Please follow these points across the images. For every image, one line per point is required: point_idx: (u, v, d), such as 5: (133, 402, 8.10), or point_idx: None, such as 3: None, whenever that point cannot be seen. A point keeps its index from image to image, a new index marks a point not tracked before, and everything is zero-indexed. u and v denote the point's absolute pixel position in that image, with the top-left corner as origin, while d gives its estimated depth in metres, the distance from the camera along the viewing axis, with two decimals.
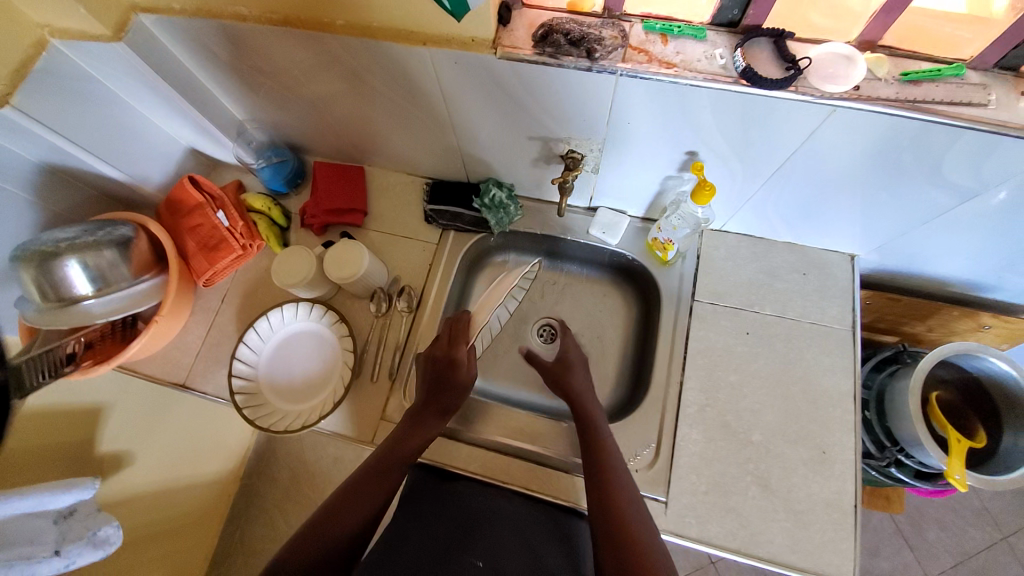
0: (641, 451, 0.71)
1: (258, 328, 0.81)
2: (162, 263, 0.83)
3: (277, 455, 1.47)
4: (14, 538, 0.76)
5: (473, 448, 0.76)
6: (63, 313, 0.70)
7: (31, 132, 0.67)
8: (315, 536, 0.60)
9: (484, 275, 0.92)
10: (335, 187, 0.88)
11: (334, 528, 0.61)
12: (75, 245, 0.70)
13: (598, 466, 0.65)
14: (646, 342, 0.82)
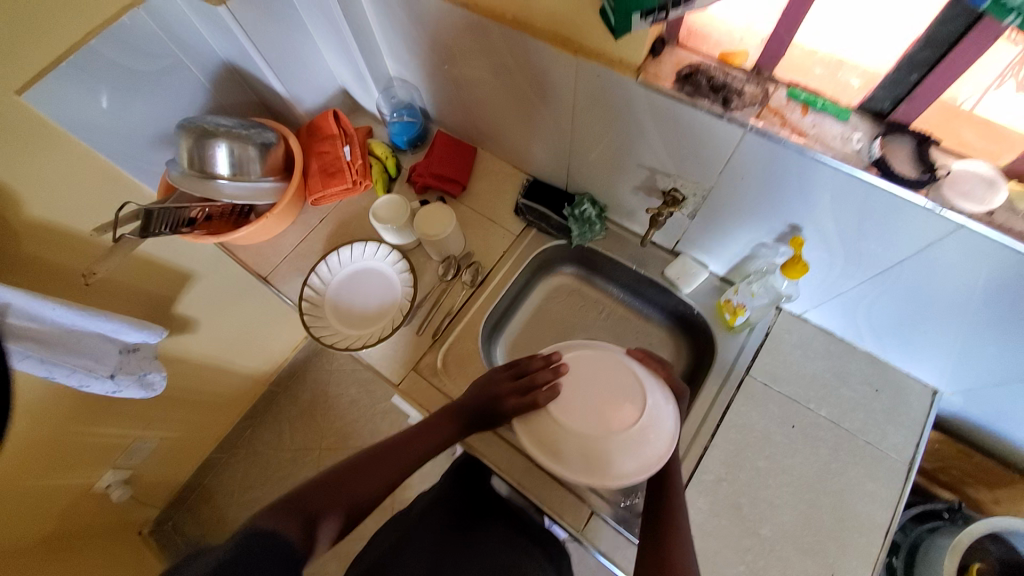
0: None
1: (340, 253, 0.90)
2: (287, 172, 0.94)
3: (305, 378, 1.60)
4: (84, 347, 0.88)
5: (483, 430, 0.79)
6: (200, 182, 0.81)
7: (232, 32, 0.79)
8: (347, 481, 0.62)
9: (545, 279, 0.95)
10: (447, 156, 0.94)
11: (362, 484, 0.63)
12: (230, 133, 0.82)
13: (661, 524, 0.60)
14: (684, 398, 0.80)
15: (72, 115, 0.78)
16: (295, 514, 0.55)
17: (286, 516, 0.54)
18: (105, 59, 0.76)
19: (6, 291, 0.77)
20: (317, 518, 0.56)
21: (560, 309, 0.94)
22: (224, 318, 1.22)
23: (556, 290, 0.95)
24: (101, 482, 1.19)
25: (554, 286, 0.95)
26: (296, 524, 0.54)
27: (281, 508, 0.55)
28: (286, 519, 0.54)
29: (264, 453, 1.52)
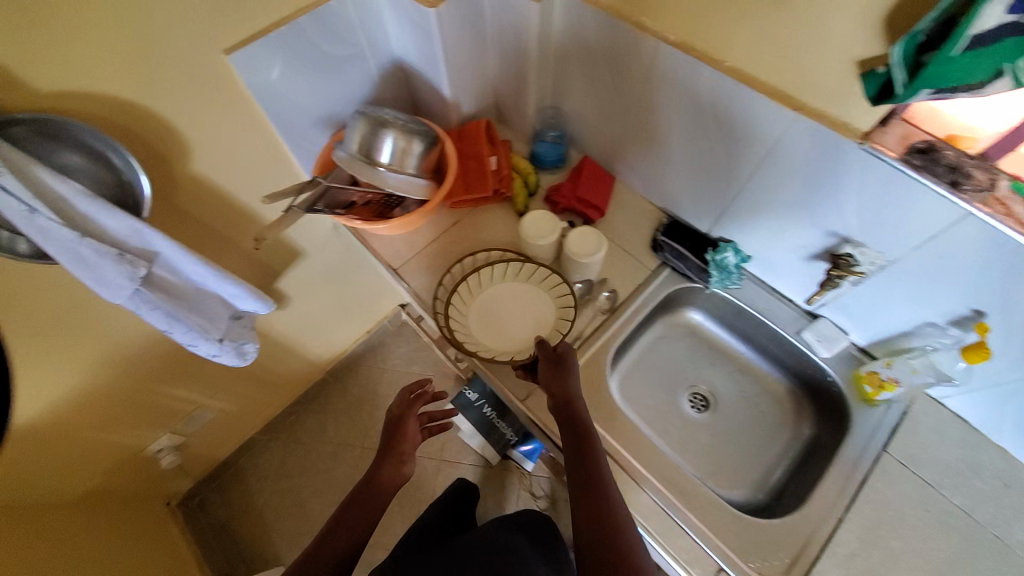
0: (773, 559, 0.68)
1: (475, 258, 0.90)
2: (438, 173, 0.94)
3: (356, 373, 1.59)
4: (200, 307, 0.86)
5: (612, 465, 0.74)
6: (363, 165, 0.83)
7: (423, 30, 0.81)
8: (322, 551, 0.71)
9: (480, 271, 0.88)
10: (591, 182, 0.93)
11: (334, 541, 0.72)
12: (402, 128, 0.85)
13: (597, 494, 0.65)
14: (813, 463, 0.80)
15: (260, 83, 0.79)
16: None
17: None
18: (305, 36, 0.78)
19: (160, 241, 0.74)
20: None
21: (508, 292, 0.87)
22: (308, 299, 1.22)
23: (496, 275, 0.88)
24: (154, 444, 1.16)
25: (496, 270, 0.87)
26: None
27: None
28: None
29: (305, 440, 1.49)
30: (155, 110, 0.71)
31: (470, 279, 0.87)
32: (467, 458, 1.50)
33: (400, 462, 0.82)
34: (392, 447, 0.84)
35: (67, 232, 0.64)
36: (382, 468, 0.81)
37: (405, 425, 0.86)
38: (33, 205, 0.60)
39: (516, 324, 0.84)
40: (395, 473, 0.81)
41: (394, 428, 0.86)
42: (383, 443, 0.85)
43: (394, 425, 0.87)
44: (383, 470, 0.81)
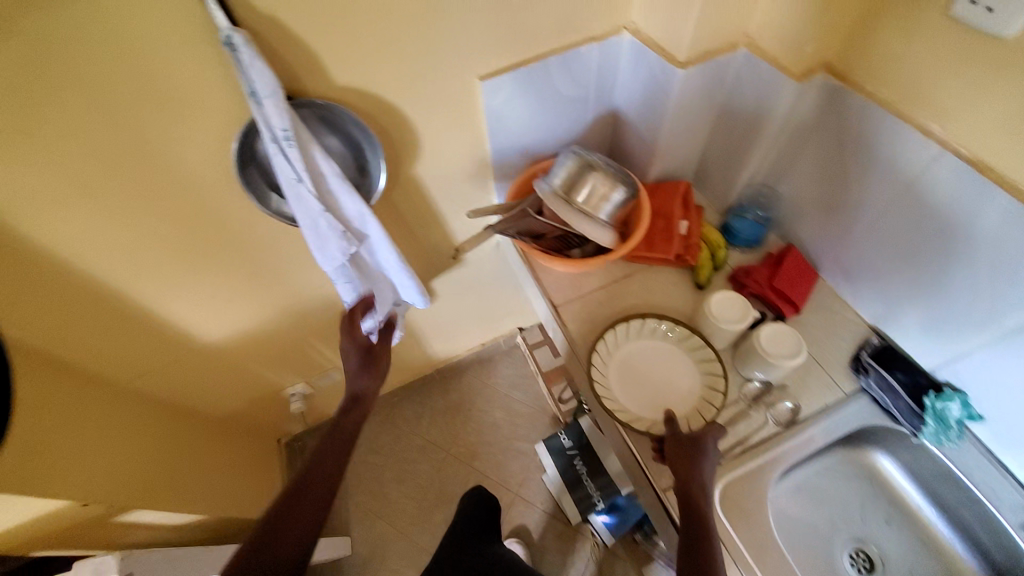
0: None
1: (639, 319, 0.84)
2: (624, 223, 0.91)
3: (460, 379, 1.64)
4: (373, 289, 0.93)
5: None
6: (558, 202, 0.83)
7: (661, 88, 0.82)
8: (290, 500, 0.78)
9: (630, 322, 0.84)
10: (789, 273, 0.86)
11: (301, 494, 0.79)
12: (609, 175, 0.84)
13: None
14: None
15: (495, 108, 0.84)
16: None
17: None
18: (547, 73, 0.82)
19: (373, 228, 0.81)
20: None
21: (657, 354, 0.82)
22: (450, 301, 1.28)
23: (645, 329, 0.84)
24: (290, 388, 1.29)
25: (646, 325, 0.84)
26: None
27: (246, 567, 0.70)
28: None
29: (400, 427, 1.57)
30: (406, 115, 0.78)
31: (617, 326, 0.84)
32: (540, 504, 1.44)
33: (377, 377, 0.99)
34: (362, 368, 0.98)
35: (314, 204, 0.71)
36: (357, 383, 0.97)
37: (374, 358, 0.99)
38: (303, 178, 0.68)
39: (657, 390, 0.79)
40: (367, 385, 0.97)
41: (367, 361, 0.98)
42: (354, 365, 0.98)
43: (367, 357, 0.98)
44: (376, 378, 0.99)
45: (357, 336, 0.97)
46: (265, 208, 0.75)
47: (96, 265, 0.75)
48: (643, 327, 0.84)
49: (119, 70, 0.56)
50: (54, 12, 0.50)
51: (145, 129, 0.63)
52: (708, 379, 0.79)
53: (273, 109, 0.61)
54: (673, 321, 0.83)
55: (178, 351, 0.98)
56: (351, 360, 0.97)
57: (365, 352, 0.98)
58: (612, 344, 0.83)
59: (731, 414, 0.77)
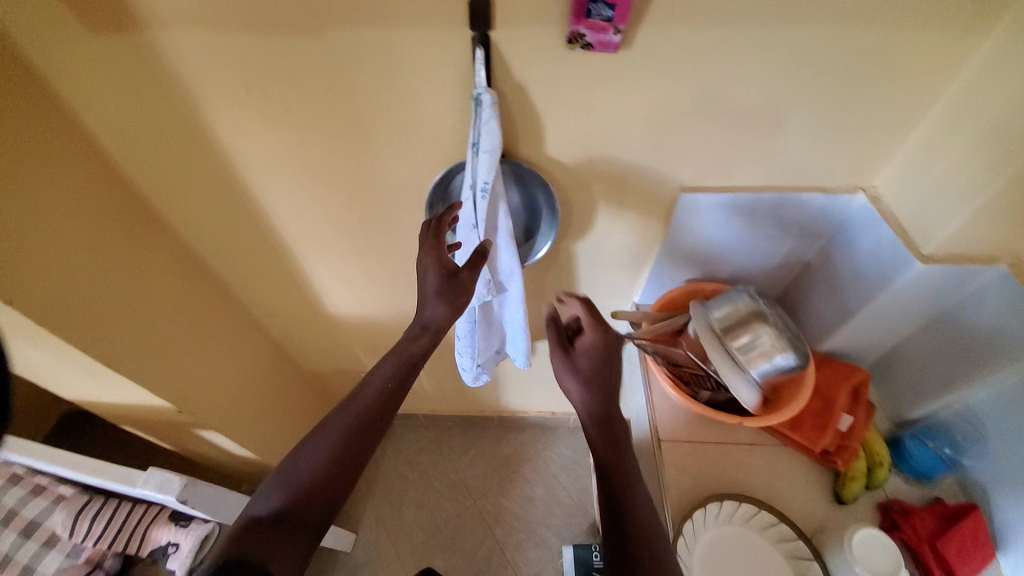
0: None
1: (751, 507, 0.73)
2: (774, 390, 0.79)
3: (516, 436, 1.58)
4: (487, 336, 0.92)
5: None
6: (711, 336, 0.74)
7: (880, 268, 0.72)
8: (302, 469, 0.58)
9: (739, 503, 0.73)
10: (969, 544, 0.67)
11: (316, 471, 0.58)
12: (780, 333, 0.73)
13: None
14: None
15: (683, 218, 0.79)
16: (280, 535, 0.54)
17: (264, 537, 0.53)
18: (753, 203, 0.76)
19: (516, 289, 0.80)
20: (289, 545, 0.54)
21: (757, 556, 0.70)
22: (545, 365, 1.24)
23: (753, 520, 0.72)
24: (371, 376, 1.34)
25: (757, 516, 0.72)
26: (292, 555, 0.53)
27: (244, 532, 0.53)
28: (278, 546, 0.53)
29: (443, 454, 1.56)
30: (594, 199, 0.77)
31: (724, 500, 0.73)
32: None
33: (459, 309, 0.67)
34: (440, 290, 0.66)
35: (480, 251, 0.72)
36: (424, 312, 0.67)
37: (459, 282, 0.67)
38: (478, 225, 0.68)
39: None
40: (441, 313, 0.67)
41: (448, 283, 0.66)
42: (433, 286, 0.67)
43: (450, 280, 0.67)
44: (458, 308, 0.67)
45: (446, 253, 0.68)
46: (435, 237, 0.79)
47: (284, 225, 0.84)
48: (752, 517, 0.72)
49: (381, 92, 0.62)
50: (357, 36, 0.57)
51: (375, 141, 0.69)
52: None
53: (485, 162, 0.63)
54: (793, 531, 0.70)
55: (303, 310, 1.07)
56: (426, 281, 0.67)
57: (449, 272, 0.67)
58: (709, 517, 0.72)
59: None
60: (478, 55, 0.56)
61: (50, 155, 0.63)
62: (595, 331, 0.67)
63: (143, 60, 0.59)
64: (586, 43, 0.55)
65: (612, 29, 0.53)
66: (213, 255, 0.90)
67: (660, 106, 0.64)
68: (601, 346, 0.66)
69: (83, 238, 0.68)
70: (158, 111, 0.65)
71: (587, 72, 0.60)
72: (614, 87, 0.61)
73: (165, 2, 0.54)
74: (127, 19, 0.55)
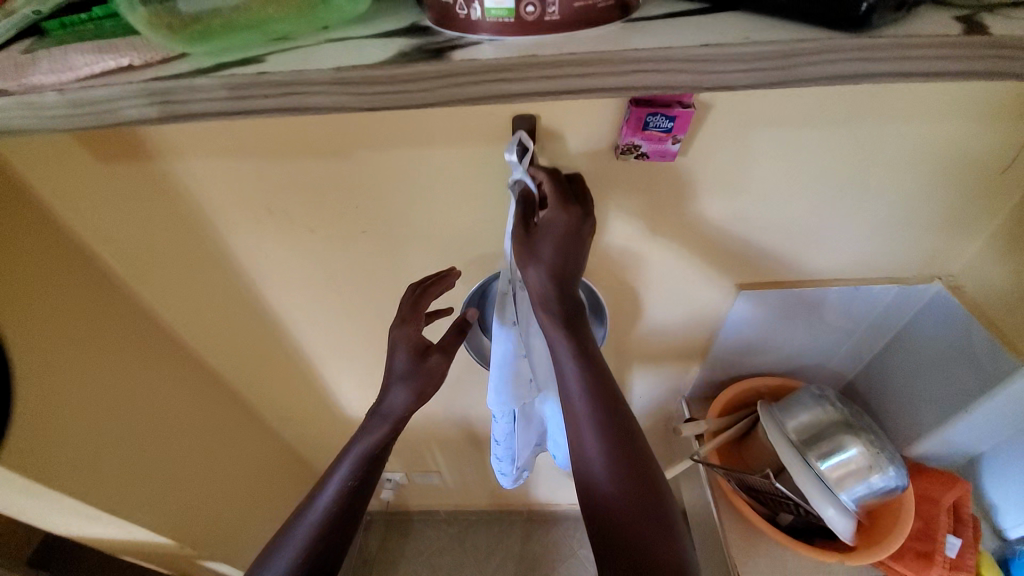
0: None
1: None
2: (868, 515, 0.68)
3: (547, 531, 1.43)
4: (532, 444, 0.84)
5: None
6: (792, 453, 0.65)
7: (974, 369, 0.63)
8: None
9: None
10: None
11: None
12: (873, 450, 0.63)
13: None
14: None
15: (739, 315, 0.72)
16: None
17: None
18: (818, 296, 0.68)
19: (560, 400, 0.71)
20: None
21: None
22: None
23: None
24: None
25: None
26: None
27: None
28: None
29: (466, 555, 1.41)
30: (640, 300, 0.71)
31: None
32: None
33: (426, 398, 0.58)
34: (410, 372, 0.58)
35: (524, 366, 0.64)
36: (389, 398, 0.58)
37: (427, 368, 0.58)
38: (518, 325, 0.62)
39: None
40: (403, 402, 0.58)
41: (415, 367, 0.57)
42: (400, 367, 0.58)
43: (421, 364, 0.58)
44: (425, 398, 0.59)
45: (419, 329, 0.59)
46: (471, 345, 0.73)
47: (303, 334, 0.78)
48: None
49: (412, 206, 0.58)
50: (390, 156, 0.53)
51: (405, 253, 0.64)
52: None
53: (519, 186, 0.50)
54: None
55: (318, 414, 0.98)
56: (394, 360, 0.58)
57: (419, 353, 0.58)
58: None
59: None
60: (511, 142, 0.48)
61: (58, 294, 0.58)
62: (562, 210, 0.48)
63: (163, 188, 0.56)
64: (640, 153, 0.50)
65: (671, 139, 0.48)
66: (223, 366, 0.84)
67: (714, 208, 0.58)
68: (570, 227, 0.48)
69: (88, 376, 0.62)
70: (173, 233, 0.61)
71: (637, 178, 0.55)
72: (666, 191, 0.56)
73: (185, 131, 0.51)
74: (144, 149, 0.52)
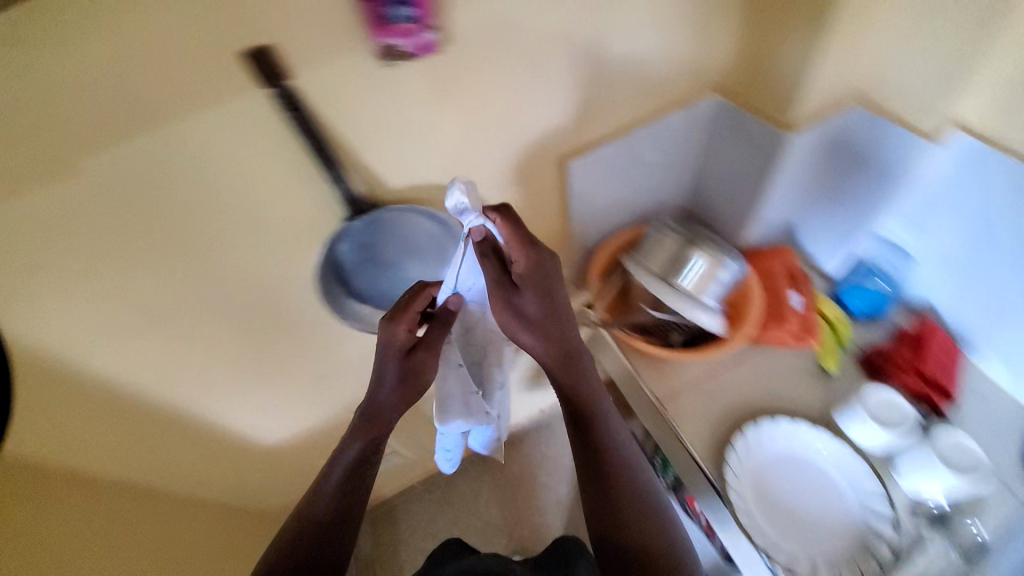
0: None
1: (762, 427, 0.70)
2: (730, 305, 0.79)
3: (517, 449, 1.52)
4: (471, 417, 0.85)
5: None
6: (659, 284, 0.74)
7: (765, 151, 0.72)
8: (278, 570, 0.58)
9: (757, 423, 0.70)
10: (941, 353, 0.73)
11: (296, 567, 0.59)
12: (712, 252, 0.74)
13: None
14: None
15: (578, 184, 0.75)
16: None
17: None
18: (633, 141, 0.74)
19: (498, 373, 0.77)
20: None
21: (793, 465, 0.69)
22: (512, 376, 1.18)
23: (776, 435, 0.70)
24: None
25: (780, 428, 0.70)
26: None
27: None
28: None
29: (457, 507, 1.46)
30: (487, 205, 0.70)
31: (745, 430, 0.70)
32: None
33: (416, 391, 0.65)
34: (397, 368, 0.64)
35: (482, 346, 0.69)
36: (376, 395, 0.65)
37: (415, 363, 0.64)
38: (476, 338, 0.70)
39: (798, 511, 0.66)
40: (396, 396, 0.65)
41: (405, 362, 0.64)
42: (391, 366, 0.64)
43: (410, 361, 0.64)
44: (416, 390, 0.65)
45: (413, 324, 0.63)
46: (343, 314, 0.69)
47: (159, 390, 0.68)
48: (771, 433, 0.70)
49: (200, 196, 0.51)
50: None
51: (221, 254, 0.56)
52: (862, 500, 0.65)
53: (478, 236, 0.58)
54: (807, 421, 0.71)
55: (235, 460, 0.90)
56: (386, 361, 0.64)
57: (406, 350, 0.64)
58: (741, 455, 0.69)
59: (905, 547, 0.63)
60: (452, 196, 0.55)
61: None
62: (523, 254, 0.59)
63: None
64: (404, 53, 0.48)
65: (422, 27, 0.46)
66: None
67: (509, 89, 0.58)
68: (535, 268, 0.60)
69: None
70: None
71: (421, 86, 0.52)
72: (455, 89, 0.54)
73: None
74: None
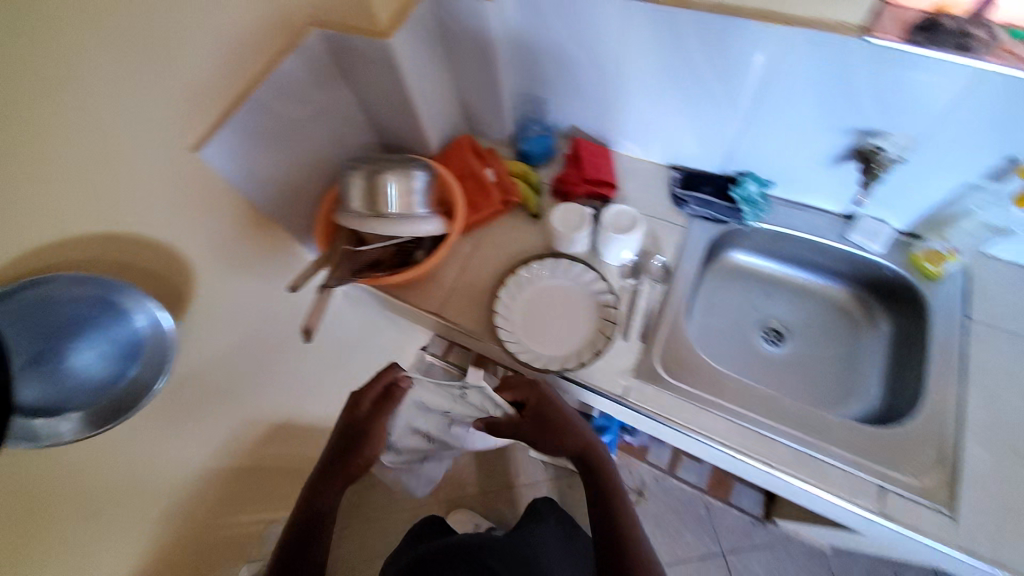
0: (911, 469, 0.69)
1: (509, 284, 0.83)
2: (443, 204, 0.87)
3: None
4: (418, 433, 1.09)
5: (731, 423, 0.73)
6: (368, 219, 0.77)
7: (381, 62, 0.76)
8: None
9: (507, 284, 0.82)
10: (594, 156, 0.92)
11: None
12: (398, 169, 0.79)
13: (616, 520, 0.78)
14: (907, 351, 0.84)
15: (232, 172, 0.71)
16: None
17: None
18: (261, 108, 0.71)
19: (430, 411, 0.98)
20: None
21: (542, 294, 0.83)
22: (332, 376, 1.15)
23: (522, 283, 0.83)
24: None
25: (521, 275, 0.83)
26: None
27: None
28: None
29: (377, 514, 1.44)
30: (138, 238, 0.63)
31: (501, 293, 0.82)
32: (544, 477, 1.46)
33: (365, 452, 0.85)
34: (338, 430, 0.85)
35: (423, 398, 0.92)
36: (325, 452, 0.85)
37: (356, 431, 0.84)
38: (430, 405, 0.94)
39: (556, 322, 0.80)
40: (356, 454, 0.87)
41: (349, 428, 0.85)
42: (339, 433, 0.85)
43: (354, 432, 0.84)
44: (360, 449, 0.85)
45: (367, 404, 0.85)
46: (18, 439, 0.53)
47: None
48: (516, 283, 0.83)
49: None
50: None
51: None
52: (589, 287, 0.82)
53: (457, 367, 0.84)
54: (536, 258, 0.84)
55: None
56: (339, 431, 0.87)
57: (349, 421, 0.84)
58: (506, 311, 0.81)
59: (628, 300, 0.81)
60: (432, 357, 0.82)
61: None
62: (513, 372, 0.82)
63: None
64: None
65: None
66: None
67: (49, 111, 0.50)
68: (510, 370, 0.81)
69: None
70: None
71: None
72: None
73: None
74: None
